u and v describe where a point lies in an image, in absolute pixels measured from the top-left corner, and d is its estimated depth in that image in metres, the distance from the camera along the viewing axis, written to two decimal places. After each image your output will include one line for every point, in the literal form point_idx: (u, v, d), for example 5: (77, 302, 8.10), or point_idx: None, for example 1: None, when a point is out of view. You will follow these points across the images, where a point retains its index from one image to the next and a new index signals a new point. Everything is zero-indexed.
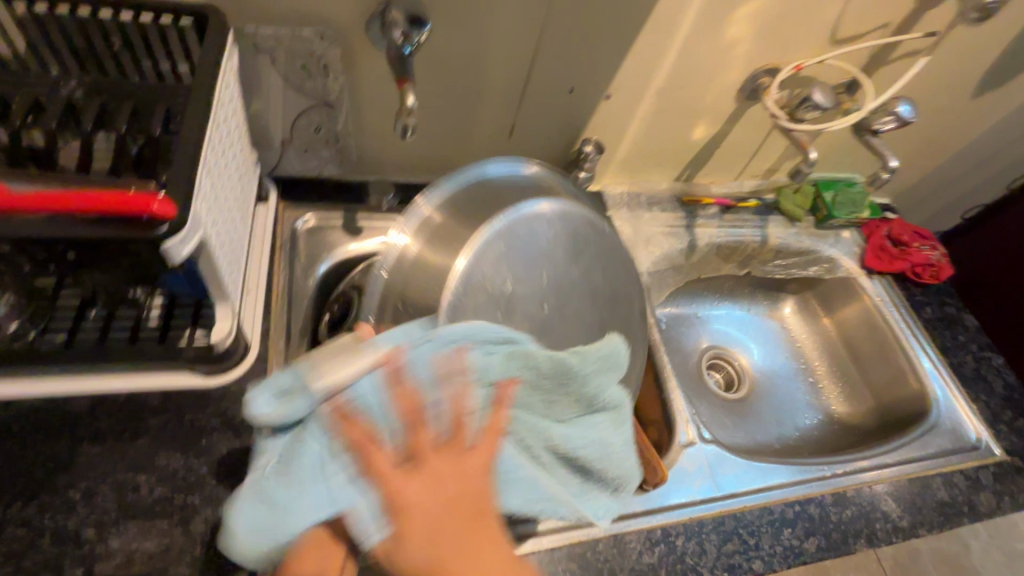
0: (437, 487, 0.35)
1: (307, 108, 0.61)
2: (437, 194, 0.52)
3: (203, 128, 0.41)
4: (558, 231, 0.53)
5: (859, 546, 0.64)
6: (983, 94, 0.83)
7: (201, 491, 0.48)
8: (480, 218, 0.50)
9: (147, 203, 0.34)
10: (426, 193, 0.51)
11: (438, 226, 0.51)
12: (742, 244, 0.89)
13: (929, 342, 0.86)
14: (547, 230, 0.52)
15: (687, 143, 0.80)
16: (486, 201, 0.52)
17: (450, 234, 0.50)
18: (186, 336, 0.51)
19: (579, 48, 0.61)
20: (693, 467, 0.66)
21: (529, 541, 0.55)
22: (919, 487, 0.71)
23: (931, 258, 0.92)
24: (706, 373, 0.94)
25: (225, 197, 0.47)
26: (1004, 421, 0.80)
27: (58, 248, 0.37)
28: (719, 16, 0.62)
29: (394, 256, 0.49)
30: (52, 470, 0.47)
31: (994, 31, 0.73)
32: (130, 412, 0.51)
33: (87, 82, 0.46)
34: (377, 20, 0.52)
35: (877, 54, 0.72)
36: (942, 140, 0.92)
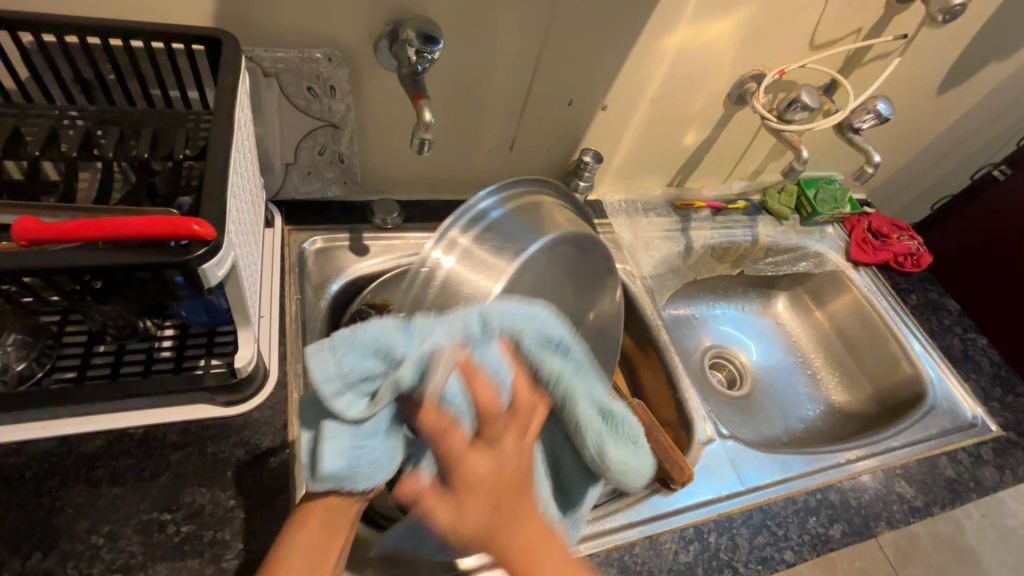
0: (489, 497, 0.34)
1: (312, 130, 0.61)
2: (462, 219, 0.48)
3: (229, 150, 0.41)
4: (562, 272, 0.55)
5: (881, 529, 0.65)
6: (946, 91, 0.89)
7: (231, 525, 0.47)
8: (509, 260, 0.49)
9: (188, 225, 0.34)
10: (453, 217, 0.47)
11: (464, 251, 0.47)
12: (735, 244, 0.92)
13: (917, 326, 0.90)
14: (553, 273, 0.53)
15: (680, 148, 0.82)
16: (507, 232, 0.50)
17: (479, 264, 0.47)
18: (201, 366, 0.49)
19: (578, 62, 0.63)
20: (716, 464, 0.68)
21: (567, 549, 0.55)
22: (927, 466, 0.73)
23: (911, 247, 0.96)
24: (709, 372, 0.96)
25: (245, 219, 0.46)
26: (995, 397, 0.83)
27: (87, 278, 0.35)
28: (710, 26, 0.65)
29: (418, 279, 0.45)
30: (72, 515, 0.45)
31: (954, 32, 0.78)
32: (151, 450, 0.49)
33: (89, 112, 0.44)
34: (385, 38, 0.53)
35: (851, 57, 0.76)
36: (912, 136, 0.97)
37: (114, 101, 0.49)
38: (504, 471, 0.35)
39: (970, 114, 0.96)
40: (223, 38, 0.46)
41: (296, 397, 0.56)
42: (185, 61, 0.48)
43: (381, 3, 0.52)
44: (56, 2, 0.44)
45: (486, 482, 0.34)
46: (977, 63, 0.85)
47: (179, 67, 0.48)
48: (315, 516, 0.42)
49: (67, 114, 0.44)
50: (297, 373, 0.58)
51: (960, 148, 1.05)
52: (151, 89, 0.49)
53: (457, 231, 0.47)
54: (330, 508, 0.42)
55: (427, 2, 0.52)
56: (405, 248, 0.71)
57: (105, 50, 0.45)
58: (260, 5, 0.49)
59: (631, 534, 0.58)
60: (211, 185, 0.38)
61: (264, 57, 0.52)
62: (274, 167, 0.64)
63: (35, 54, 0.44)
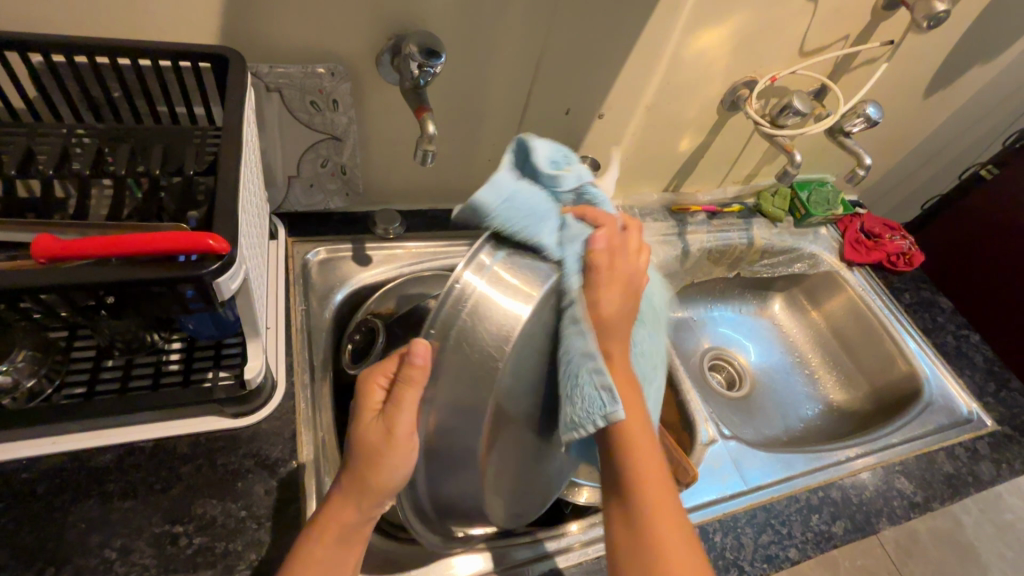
0: (617, 309, 0.47)
1: (315, 143, 0.62)
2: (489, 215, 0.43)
3: (239, 166, 0.42)
4: None
5: (882, 524, 0.66)
6: (932, 94, 0.91)
7: (243, 536, 0.47)
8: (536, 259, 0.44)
9: (202, 240, 0.35)
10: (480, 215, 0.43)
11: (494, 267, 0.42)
12: (730, 247, 0.93)
13: (911, 324, 0.91)
14: None
15: (675, 154, 0.84)
16: None
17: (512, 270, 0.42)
18: (209, 378, 0.49)
19: (575, 72, 0.65)
20: (719, 464, 0.69)
21: (574, 552, 0.57)
22: (926, 462, 0.74)
23: (903, 247, 0.98)
24: (709, 373, 0.97)
25: (252, 232, 0.47)
26: (989, 392, 0.85)
27: (101, 294, 0.36)
28: (702, 35, 0.66)
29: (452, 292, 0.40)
30: (84, 529, 0.45)
31: (939, 37, 0.80)
32: (161, 462, 0.49)
33: (98, 130, 0.45)
34: (387, 52, 0.54)
35: (840, 63, 0.78)
36: (901, 138, 0.99)
37: (121, 118, 0.50)
38: (624, 304, 0.47)
39: (956, 116, 0.98)
40: (230, 55, 0.47)
41: (303, 407, 0.56)
42: (191, 78, 0.49)
43: (382, 19, 0.53)
44: (65, 23, 0.45)
45: (614, 300, 0.47)
46: (962, 67, 0.88)
47: (186, 84, 0.49)
48: (325, 539, 0.43)
49: (74, 131, 0.44)
50: (304, 383, 0.58)
51: (947, 149, 1.07)
52: (157, 106, 0.50)
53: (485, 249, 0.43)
54: (338, 536, 0.43)
55: (428, 17, 0.54)
56: (407, 257, 0.72)
57: (113, 69, 0.45)
58: (265, 23, 0.50)
59: None
60: (222, 200, 0.39)
61: (269, 72, 0.53)
62: (276, 179, 0.65)
63: (43, 74, 0.45)
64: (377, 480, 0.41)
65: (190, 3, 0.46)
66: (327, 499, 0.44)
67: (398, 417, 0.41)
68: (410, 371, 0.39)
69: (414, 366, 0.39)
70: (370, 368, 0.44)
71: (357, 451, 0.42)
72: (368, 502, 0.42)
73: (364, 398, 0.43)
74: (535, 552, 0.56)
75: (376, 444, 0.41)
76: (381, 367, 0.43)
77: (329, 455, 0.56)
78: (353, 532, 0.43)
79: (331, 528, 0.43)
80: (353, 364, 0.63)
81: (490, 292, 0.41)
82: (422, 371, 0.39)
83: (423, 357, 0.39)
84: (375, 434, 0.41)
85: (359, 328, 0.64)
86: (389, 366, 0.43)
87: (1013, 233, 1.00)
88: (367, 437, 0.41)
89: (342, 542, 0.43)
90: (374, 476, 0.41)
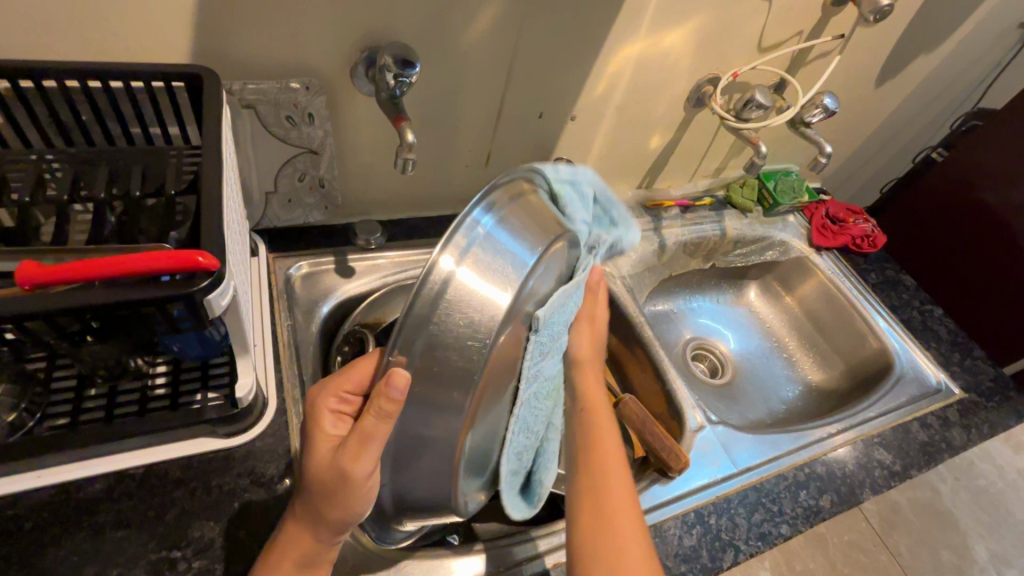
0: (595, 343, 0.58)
1: (292, 157, 0.62)
2: (470, 242, 0.38)
3: (222, 184, 0.42)
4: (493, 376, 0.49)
5: (865, 495, 0.69)
6: (884, 83, 0.96)
7: (244, 554, 0.47)
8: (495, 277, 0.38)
9: (193, 256, 0.35)
10: (460, 239, 0.37)
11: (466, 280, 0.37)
12: (704, 239, 0.96)
13: (879, 303, 0.95)
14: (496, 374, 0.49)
15: (646, 152, 0.86)
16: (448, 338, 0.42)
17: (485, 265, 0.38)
18: (198, 400, 0.49)
19: (546, 75, 0.66)
20: (709, 449, 0.70)
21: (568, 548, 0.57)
22: (901, 432, 0.77)
23: (866, 230, 1.03)
24: (692, 363, 0.99)
25: (235, 246, 0.47)
26: (955, 361, 0.89)
27: (86, 318, 0.36)
28: (665, 34, 0.68)
29: (437, 282, 0.36)
30: (78, 562, 0.44)
31: (887, 28, 0.85)
32: (153, 487, 0.48)
33: (68, 154, 0.44)
34: (362, 64, 0.55)
35: (797, 57, 0.82)
36: (859, 125, 1.04)
37: (93, 140, 0.49)
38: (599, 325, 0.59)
39: (908, 102, 1.03)
40: (203, 73, 0.46)
41: (297, 422, 0.56)
42: (164, 97, 0.48)
43: (354, 31, 0.53)
44: (30, 50, 0.44)
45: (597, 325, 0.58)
46: (910, 55, 0.92)
47: (159, 103, 0.49)
48: (283, 567, 0.41)
49: (43, 156, 0.43)
50: (296, 398, 0.58)
51: (902, 135, 1.13)
52: (131, 128, 0.50)
53: (465, 239, 0.38)
54: (298, 563, 0.42)
55: (398, 27, 0.54)
56: (391, 264, 0.72)
57: (84, 93, 0.45)
58: (236, 39, 0.50)
59: None
60: (207, 221, 0.39)
61: (243, 88, 0.53)
62: (254, 196, 0.64)
63: (11, 100, 0.44)
64: (337, 516, 0.41)
65: (157, 22, 0.46)
66: (286, 525, 0.43)
67: (357, 463, 0.38)
68: (382, 398, 0.36)
69: (389, 401, 0.36)
70: (321, 391, 0.44)
71: (312, 482, 0.40)
72: (326, 528, 0.42)
73: (318, 427, 0.42)
74: (532, 551, 0.56)
75: (333, 478, 0.39)
76: (340, 381, 0.43)
77: None
78: (316, 557, 0.43)
79: (291, 558, 0.42)
80: None
81: (474, 281, 0.38)
82: (394, 405, 0.36)
83: (399, 388, 0.35)
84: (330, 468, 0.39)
85: (347, 339, 0.65)
86: (343, 385, 0.43)
87: (967, 209, 1.06)
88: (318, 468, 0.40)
89: (304, 568, 0.42)
90: (328, 505, 0.40)
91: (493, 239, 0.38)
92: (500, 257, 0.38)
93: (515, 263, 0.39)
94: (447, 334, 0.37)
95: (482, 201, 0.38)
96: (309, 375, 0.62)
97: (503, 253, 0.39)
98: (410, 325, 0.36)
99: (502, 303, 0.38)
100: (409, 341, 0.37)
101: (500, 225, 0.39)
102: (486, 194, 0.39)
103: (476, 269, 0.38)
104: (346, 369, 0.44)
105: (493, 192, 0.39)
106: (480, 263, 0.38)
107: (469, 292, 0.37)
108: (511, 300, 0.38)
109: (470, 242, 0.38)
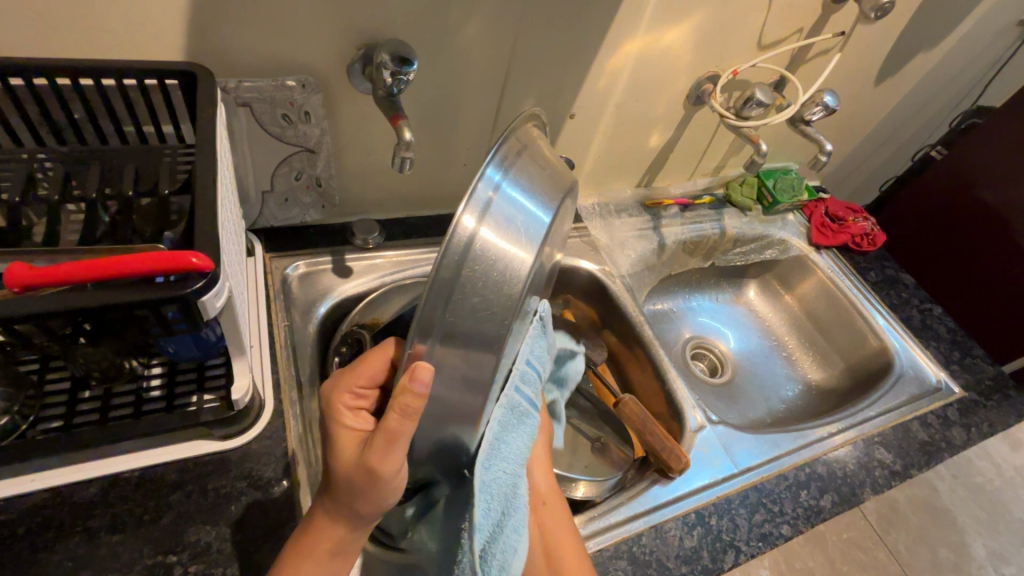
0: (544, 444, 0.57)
1: (289, 156, 0.61)
2: (484, 201, 0.35)
3: (217, 183, 0.41)
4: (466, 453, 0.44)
5: (865, 495, 0.69)
6: (883, 81, 0.95)
7: (240, 559, 0.46)
8: (511, 238, 0.36)
9: (187, 257, 0.34)
10: (473, 198, 0.35)
11: (484, 242, 0.35)
12: (704, 237, 0.95)
13: (879, 301, 0.95)
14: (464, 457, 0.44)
15: (646, 150, 0.86)
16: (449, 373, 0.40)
17: (500, 227, 0.36)
18: (194, 402, 0.48)
19: (545, 73, 0.66)
20: (709, 449, 0.70)
21: None
22: (902, 432, 0.77)
23: (866, 228, 1.03)
24: (691, 363, 0.99)
25: (232, 246, 0.46)
26: (955, 360, 0.88)
27: (78, 320, 0.35)
28: (665, 31, 0.68)
29: (455, 249, 0.34)
30: (72, 567, 0.43)
31: (887, 26, 0.84)
32: (149, 491, 0.48)
33: (60, 153, 0.43)
34: (359, 62, 0.54)
35: (797, 54, 0.82)
36: (859, 123, 1.04)
37: (86, 140, 0.48)
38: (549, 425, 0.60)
39: (908, 100, 1.02)
40: (198, 71, 0.46)
41: (295, 423, 0.56)
42: (158, 96, 0.48)
43: (351, 29, 0.53)
44: (21, 47, 0.44)
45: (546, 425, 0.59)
46: (909, 52, 0.92)
47: (152, 102, 0.48)
48: (317, 557, 0.41)
49: (34, 156, 0.43)
50: (294, 400, 0.58)
51: (901, 133, 1.12)
52: (124, 127, 0.49)
53: (478, 199, 0.35)
54: (332, 553, 0.41)
55: (395, 25, 0.54)
56: (389, 264, 0.72)
57: (76, 91, 0.44)
58: (231, 37, 0.49)
59: (636, 526, 0.59)
60: (201, 221, 0.38)
61: (239, 86, 0.53)
62: (250, 195, 0.63)
63: None
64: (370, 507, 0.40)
65: (150, 19, 0.45)
66: (308, 522, 0.42)
67: (382, 461, 0.37)
68: (405, 395, 0.35)
69: (413, 397, 0.35)
70: (335, 385, 0.43)
71: (341, 476, 0.39)
72: (355, 522, 0.41)
73: (337, 421, 0.41)
74: None
75: (360, 477, 0.38)
76: (352, 374, 0.43)
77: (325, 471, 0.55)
78: (348, 546, 0.43)
79: (324, 549, 0.41)
80: None
81: (493, 244, 0.36)
82: (419, 401, 0.35)
83: (423, 381, 0.35)
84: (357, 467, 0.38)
85: (345, 339, 0.64)
86: (355, 379, 0.43)
87: (966, 207, 1.05)
88: (347, 468, 0.39)
89: (336, 557, 0.42)
90: (360, 502, 0.39)
91: (509, 195, 0.37)
92: (518, 215, 0.37)
93: (532, 220, 0.37)
94: (467, 317, 0.36)
95: (499, 154, 0.36)
96: (306, 375, 0.62)
97: (521, 210, 0.37)
98: (430, 307, 0.34)
99: (525, 261, 0.37)
100: (428, 330, 0.35)
101: (514, 181, 0.37)
102: (500, 147, 0.37)
103: (497, 230, 0.36)
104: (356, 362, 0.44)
105: (507, 148, 0.37)
106: (499, 223, 0.36)
107: (488, 257, 0.35)
108: (530, 258, 0.37)
109: (492, 199, 0.35)
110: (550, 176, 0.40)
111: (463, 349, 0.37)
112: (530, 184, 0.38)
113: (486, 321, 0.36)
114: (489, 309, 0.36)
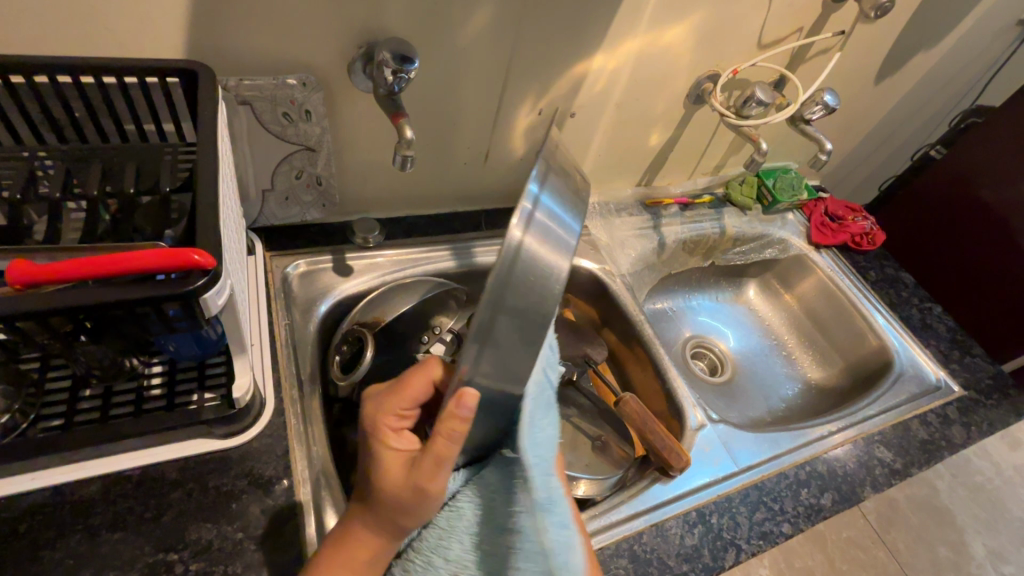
0: None
1: (289, 154, 0.61)
2: (526, 215, 0.35)
3: (218, 181, 0.41)
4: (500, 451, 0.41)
5: (866, 493, 0.69)
6: (882, 81, 0.96)
7: (242, 558, 0.46)
8: (553, 248, 0.36)
9: (189, 255, 0.34)
10: (516, 213, 0.35)
11: (530, 256, 0.35)
12: (704, 236, 0.95)
13: (879, 300, 0.95)
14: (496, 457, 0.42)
15: (646, 149, 0.86)
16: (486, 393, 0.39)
17: (543, 238, 0.36)
18: (195, 400, 0.48)
19: (546, 72, 0.66)
20: (709, 447, 0.70)
21: None
22: (901, 430, 0.77)
23: (865, 227, 1.03)
24: (691, 361, 0.99)
25: (232, 244, 0.46)
26: (954, 359, 0.88)
27: (80, 318, 0.35)
28: (665, 30, 0.68)
29: (503, 264, 0.34)
30: (73, 565, 0.43)
31: (887, 26, 0.85)
32: (150, 489, 0.48)
33: (61, 150, 0.43)
34: (360, 60, 0.54)
35: (797, 54, 0.82)
36: (858, 122, 1.04)
37: (87, 138, 0.48)
38: None
39: (907, 99, 1.03)
40: (199, 69, 0.46)
41: (296, 422, 0.56)
42: (159, 94, 0.48)
43: (352, 28, 0.53)
44: (22, 44, 0.44)
45: None
46: (909, 52, 0.92)
47: (154, 100, 0.48)
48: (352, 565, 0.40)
49: (35, 154, 0.43)
50: (295, 398, 0.58)
51: (901, 132, 1.13)
52: (125, 125, 0.49)
53: (521, 214, 0.35)
54: (368, 560, 0.41)
55: (396, 24, 0.54)
56: (389, 263, 0.72)
57: (77, 89, 0.44)
58: (232, 35, 0.49)
59: (637, 524, 0.59)
60: (202, 219, 0.38)
61: (240, 85, 0.53)
62: (250, 194, 0.63)
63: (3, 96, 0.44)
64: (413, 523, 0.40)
65: (152, 18, 0.45)
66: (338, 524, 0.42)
67: (430, 481, 0.38)
68: (450, 417, 0.36)
69: (459, 422, 0.36)
70: (378, 408, 0.44)
71: (388, 498, 0.39)
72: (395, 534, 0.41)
73: (382, 445, 0.41)
74: None
75: (405, 495, 0.39)
76: (397, 397, 0.44)
77: (326, 469, 0.55)
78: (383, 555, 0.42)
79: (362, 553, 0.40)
80: (344, 375, 0.63)
81: (538, 255, 0.35)
82: (464, 425, 0.36)
83: (470, 407, 0.35)
84: (403, 487, 0.39)
85: (346, 338, 0.64)
86: (400, 401, 0.44)
87: (965, 207, 1.05)
88: (392, 487, 0.39)
89: (373, 563, 0.41)
90: (404, 519, 0.39)
91: (548, 206, 0.37)
92: (558, 225, 0.37)
93: (571, 229, 0.37)
94: (516, 336, 0.35)
95: (540, 168, 0.37)
96: (307, 374, 0.62)
97: (561, 220, 0.37)
98: (479, 330, 0.34)
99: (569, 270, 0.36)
100: (478, 356, 0.35)
101: (550, 191, 0.37)
102: (540, 161, 0.38)
103: (541, 241, 0.35)
104: (400, 385, 0.44)
105: (546, 163, 0.38)
106: (542, 235, 0.35)
107: (534, 270, 0.35)
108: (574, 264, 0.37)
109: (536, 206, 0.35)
110: (579, 183, 0.40)
111: (498, 360, 0.35)
112: (564, 192, 0.38)
113: (528, 332, 0.35)
114: (532, 319, 0.35)
